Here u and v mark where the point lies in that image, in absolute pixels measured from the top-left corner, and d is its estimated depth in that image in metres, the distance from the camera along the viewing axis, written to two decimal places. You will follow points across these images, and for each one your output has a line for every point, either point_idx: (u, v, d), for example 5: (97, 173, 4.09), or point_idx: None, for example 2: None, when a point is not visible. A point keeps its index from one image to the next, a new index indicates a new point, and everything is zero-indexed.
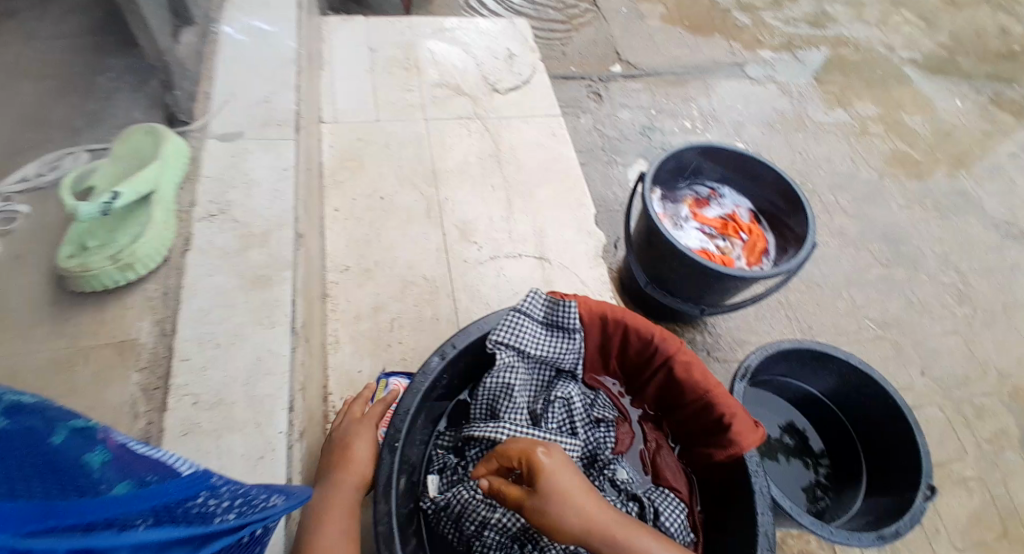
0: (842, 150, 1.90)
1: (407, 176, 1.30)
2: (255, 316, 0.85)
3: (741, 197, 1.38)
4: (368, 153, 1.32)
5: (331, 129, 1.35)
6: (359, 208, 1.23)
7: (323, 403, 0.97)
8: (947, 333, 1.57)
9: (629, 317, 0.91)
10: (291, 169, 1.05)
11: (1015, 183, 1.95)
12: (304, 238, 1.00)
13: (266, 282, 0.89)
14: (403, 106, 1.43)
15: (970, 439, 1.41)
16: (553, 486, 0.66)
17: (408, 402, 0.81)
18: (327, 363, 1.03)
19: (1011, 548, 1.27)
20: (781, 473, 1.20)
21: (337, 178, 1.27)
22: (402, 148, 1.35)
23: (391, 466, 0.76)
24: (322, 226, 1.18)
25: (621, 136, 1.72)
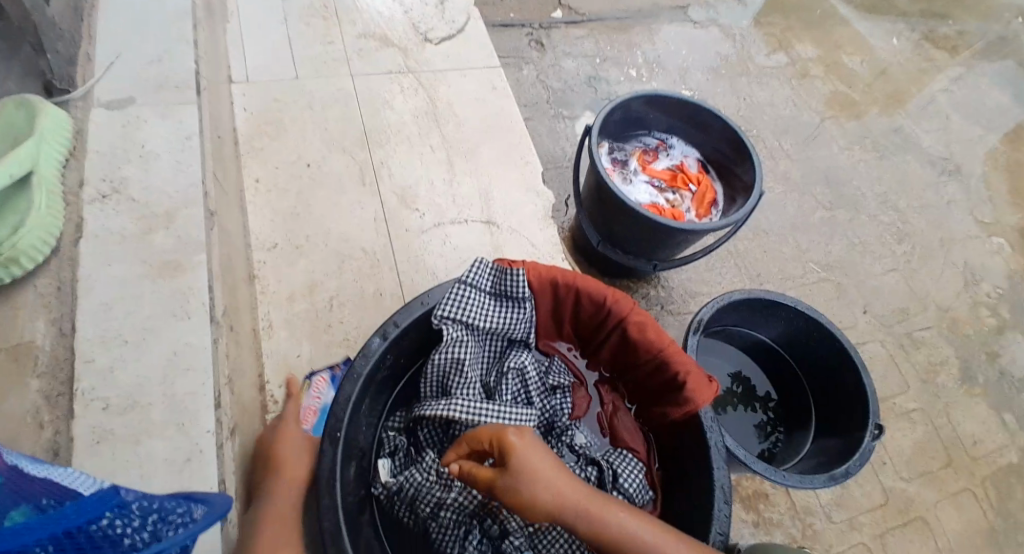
0: (785, 93, 1.89)
1: (335, 140, 1.22)
2: (168, 308, 0.80)
3: (688, 147, 1.35)
4: (290, 115, 1.23)
5: (244, 90, 1.25)
6: (285, 179, 1.15)
7: (257, 395, 0.93)
8: (888, 272, 1.61)
9: (580, 282, 0.87)
10: (195, 136, 0.98)
11: (950, 119, 1.99)
12: (217, 216, 0.95)
13: (176, 268, 0.84)
14: (326, 62, 1.33)
15: (912, 374, 1.46)
16: (525, 464, 0.64)
17: (348, 390, 0.76)
18: (261, 350, 0.97)
19: (956, 474, 1.34)
20: (734, 422, 1.21)
21: (255, 145, 1.18)
22: (331, 109, 1.26)
23: (335, 456, 0.73)
24: (243, 201, 1.10)
25: (566, 87, 1.66)
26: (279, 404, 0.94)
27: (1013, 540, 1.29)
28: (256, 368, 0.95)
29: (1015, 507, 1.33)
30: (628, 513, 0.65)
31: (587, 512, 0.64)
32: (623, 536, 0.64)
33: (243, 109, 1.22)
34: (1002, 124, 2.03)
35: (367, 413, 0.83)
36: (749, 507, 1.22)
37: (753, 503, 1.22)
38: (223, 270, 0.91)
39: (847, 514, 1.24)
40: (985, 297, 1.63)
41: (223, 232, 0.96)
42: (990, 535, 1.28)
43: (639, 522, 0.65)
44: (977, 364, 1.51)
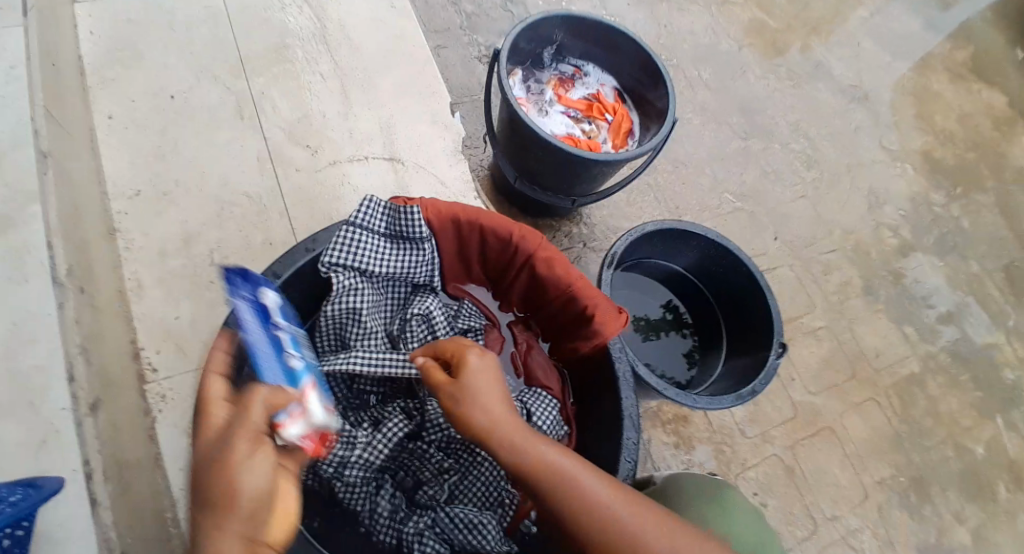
0: (705, 20, 1.86)
1: (200, 64, 1.11)
2: (1, 269, 0.75)
3: (604, 74, 1.30)
4: (146, 41, 1.10)
5: (87, 11, 1.10)
6: (142, 113, 1.04)
7: (131, 363, 0.86)
8: (798, 198, 1.65)
9: (481, 218, 0.83)
10: (20, 66, 0.89)
11: (862, 46, 2.02)
12: (53, 157, 0.86)
13: (6, 225, 0.78)
14: None
15: (819, 295, 1.52)
16: (475, 378, 0.66)
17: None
18: (131, 314, 0.89)
19: (858, 387, 1.42)
20: (660, 346, 1.25)
21: (106, 75, 1.05)
22: (195, 32, 1.13)
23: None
24: (95, 143, 0.99)
25: (480, 10, 1.42)
26: (160, 371, 0.87)
27: (913, 443, 1.39)
28: (127, 334, 0.87)
29: (916, 412, 1.43)
30: (562, 457, 0.63)
31: (519, 439, 0.64)
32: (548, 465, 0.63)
33: (90, 33, 1.08)
34: (910, 51, 2.07)
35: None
36: (672, 430, 1.25)
37: (675, 427, 1.26)
38: (67, 222, 0.83)
39: (760, 429, 1.30)
40: (888, 218, 1.70)
41: (64, 177, 0.87)
42: (893, 440, 1.38)
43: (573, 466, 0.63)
44: (881, 282, 1.59)
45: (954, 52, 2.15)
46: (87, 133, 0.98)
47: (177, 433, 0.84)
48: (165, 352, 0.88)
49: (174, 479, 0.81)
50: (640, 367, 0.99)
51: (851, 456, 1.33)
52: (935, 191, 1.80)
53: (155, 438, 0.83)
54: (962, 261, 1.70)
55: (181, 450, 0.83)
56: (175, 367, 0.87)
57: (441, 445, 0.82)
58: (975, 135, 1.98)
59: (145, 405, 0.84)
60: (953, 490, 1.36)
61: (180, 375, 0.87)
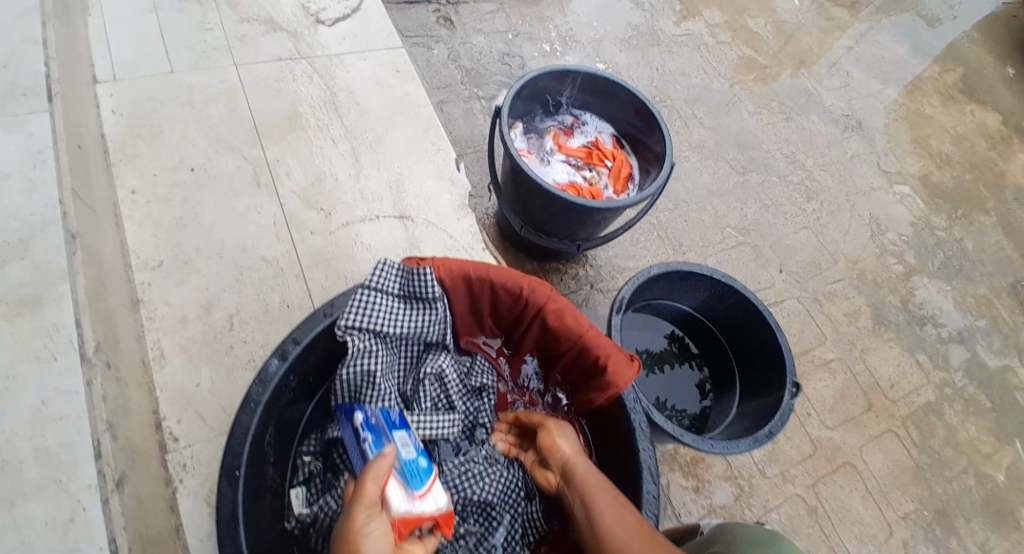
0: (695, 61, 1.91)
1: (218, 137, 1.14)
2: (31, 352, 0.76)
3: (602, 122, 1.34)
4: (164, 114, 1.14)
5: (110, 90, 1.14)
6: (165, 186, 1.07)
7: (153, 433, 0.86)
8: (800, 230, 1.66)
9: (492, 275, 0.86)
10: (49, 150, 0.89)
11: (851, 76, 2.06)
12: (82, 237, 0.87)
13: (35, 304, 0.79)
14: (204, 52, 1.24)
15: (829, 327, 1.52)
16: (564, 425, 0.84)
17: (245, 421, 0.73)
18: (153, 384, 0.90)
19: (877, 420, 1.41)
20: (668, 381, 1.24)
21: (127, 151, 1.09)
22: (210, 104, 1.18)
23: (235, 497, 0.69)
24: (117, 216, 1.01)
25: (478, 65, 1.60)
26: (181, 439, 0.87)
27: (935, 474, 1.37)
28: (148, 404, 0.88)
29: (935, 442, 1.42)
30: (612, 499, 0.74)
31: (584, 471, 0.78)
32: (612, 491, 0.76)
33: (113, 111, 1.12)
34: (899, 78, 2.12)
35: (274, 450, 0.79)
36: (689, 472, 1.25)
37: (692, 470, 1.25)
38: (92, 295, 0.83)
39: (779, 468, 1.29)
40: (892, 245, 1.71)
41: (92, 256, 0.88)
42: (915, 472, 1.36)
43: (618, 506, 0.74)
44: (890, 310, 1.59)
45: (944, 74, 2.19)
46: (111, 207, 1.01)
47: (199, 503, 0.84)
48: (185, 422, 0.89)
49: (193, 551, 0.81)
50: (655, 414, 1.00)
51: (874, 492, 1.32)
52: (937, 216, 1.82)
53: (176, 508, 0.83)
54: (969, 284, 1.70)
55: (200, 521, 0.83)
56: (195, 435, 0.88)
57: (458, 508, 0.83)
58: (971, 157, 2.00)
59: (167, 474, 0.85)
60: (977, 521, 1.34)
61: (201, 442, 0.88)
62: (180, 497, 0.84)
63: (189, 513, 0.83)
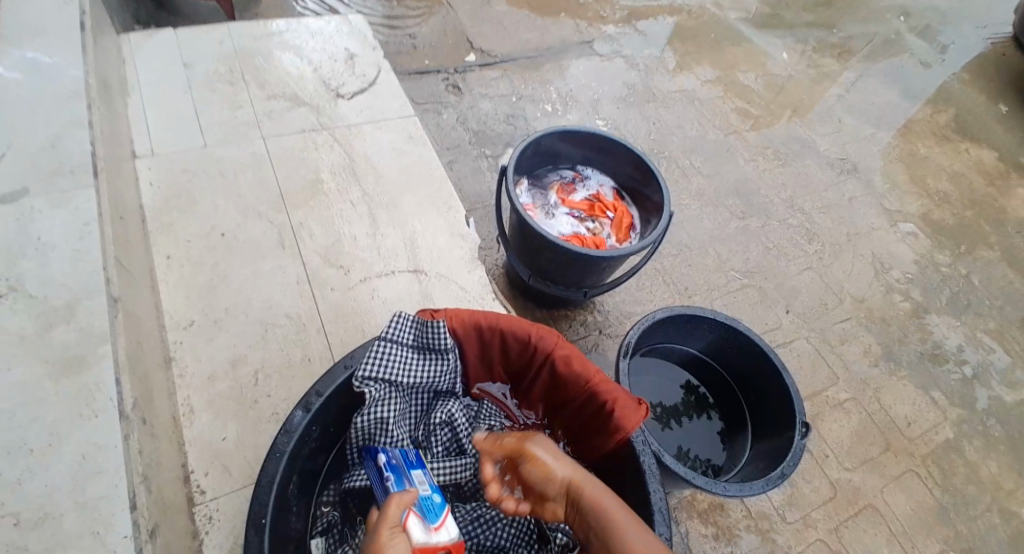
0: (691, 115, 1.99)
1: (246, 205, 1.21)
2: (75, 409, 0.78)
3: (603, 176, 1.41)
4: (197, 185, 1.22)
5: (148, 164, 1.23)
6: (196, 251, 1.14)
7: (182, 486, 0.90)
8: (804, 271, 1.70)
9: (503, 323, 0.90)
10: (94, 222, 0.94)
11: (843, 122, 2.14)
12: (122, 301, 0.92)
13: (80, 363, 0.81)
14: (232, 127, 1.33)
15: (839, 366, 1.53)
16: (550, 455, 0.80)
17: (271, 471, 0.76)
18: (182, 439, 0.94)
19: (895, 458, 1.41)
20: (686, 433, 1.26)
21: (163, 220, 1.16)
22: (239, 174, 1.26)
23: (262, 546, 0.72)
24: (153, 281, 1.07)
25: (485, 127, 1.69)
26: (207, 492, 0.91)
27: (959, 514, 1.36)
28: (178, 459, 0.92)
29: (956, 480, 1.41)
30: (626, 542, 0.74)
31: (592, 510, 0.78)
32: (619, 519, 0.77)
33: (151, 185, 1.20)
34: (891, 122, 2.19)
35: (298, 499, 0.82)
36: (707, 518, 1.25)
37: (710, 516, 1.25)
38: (130, 356, 0.88)
39: (800, 512, 1.29)
40: (897, 283, 1.74)
41: (130, 318, 0.93)
42: (938, 512, 1.35)
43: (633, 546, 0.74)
44: (899, 347, 1.61)
45: (936, 116, 2.26)
46: (148, 272, 1.07)
47: None
48: (211, 475, 0.93)
49: None
50: (666, 456, 1.02)
51: (898, 533, 1.31)
52: (940, 252, 1.85)
53: None
54: (979, 319, 1.72)
55: None
56: (219, 488, 0.92)
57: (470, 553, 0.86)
58: (970, 194, 2.04)
59: (194, 527, 0.88)
60: None
61: (225, 495, 0.91)
62: (208, 548, 0.87)
63: None
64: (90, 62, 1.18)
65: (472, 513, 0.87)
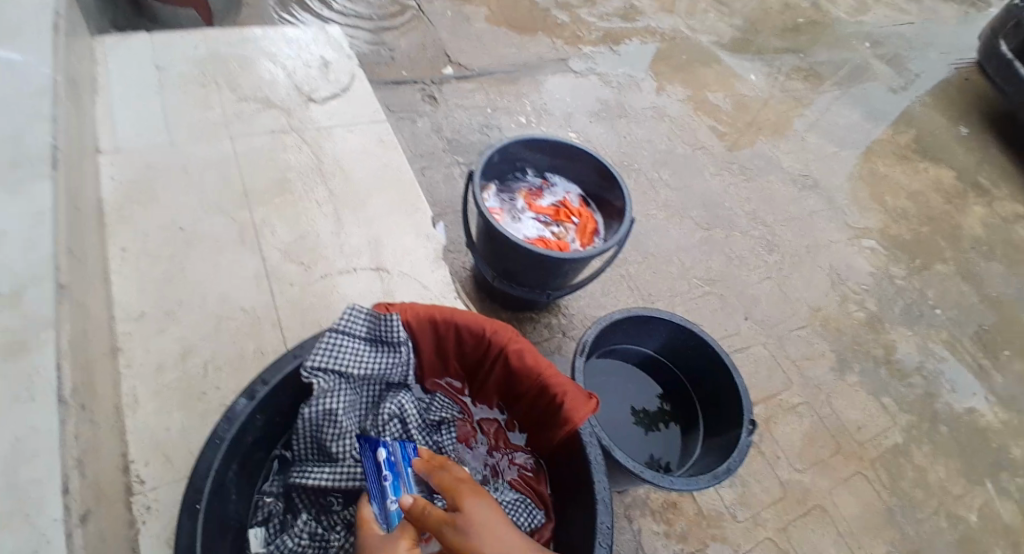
0: (660, 130, 2.06)
1: (210, 203, 1.25)
2: (13, 392, 0.80)
3: (570, 184, 1.46)
4: (161, 181, 1.25)
5: (112, 160, 1.26)
6: (153, 245, 1.17)
7: (122, 475, 0.93)
8: (763, 280, 1.76)
9: (457, 318, 0.95)
10: (47, 213, 0.97)
11: (806, 140, 2.23)
12: (68, 289, 0.94)
13: (21, 349, 0.83)
14: (203, 126, 1.37)
15: (792, 370, 1.59)
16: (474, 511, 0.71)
17: (209, 459, 0.79)
18: (125, 430, 0.97)
19: (844, 461, 1.46)
20: (663, 439, 1.30)
21: (124, 212, 1.19)
22: (205, 173, 1.29)
23: (194, 528, 0.75)
24: (107, 273, 1.10)
25: (459, 135, 1.74)
26: (146, 482, 0.94)
27: (907, 516, 1.42)
28: (120, 448, 0.95)
29: (902, 481, 1.47)
30: None
31: None
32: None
33: (111, 177, 1.24)
34: (853, 142, 2.28)
35: (237, 487, 0.85)
36: (661, 517, 1.29)
37: (664, 513, 1.29)
38: (73, 345, 0.90)
39: (751, 512, 1.34)
40: (854, 294, 1.81)
41: (78, 309, 0.95)
42: (887, 515, 1.41)
43: None
44: (851, 353, 1.67)
45: (897, 137, 2.36)
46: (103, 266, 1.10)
47: (160, 544, 0.90)
48: (152, 466, 0.96)
49: None
50: (616, 451, 1.06)
51: (846, 533, 1.36)
52: (896, 266, 1.93)
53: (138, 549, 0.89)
54: (932, 329, 1.79)
55: None
56: (160, 478, 0.95)
57: None
58: (927, 211, 2.13)
59: (131, 516, 0.91)
60: None
61: (164, 485, 0.95)
62: (144, 538, 0.90)
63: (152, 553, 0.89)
64: (59, 61, 1.20)
65: None
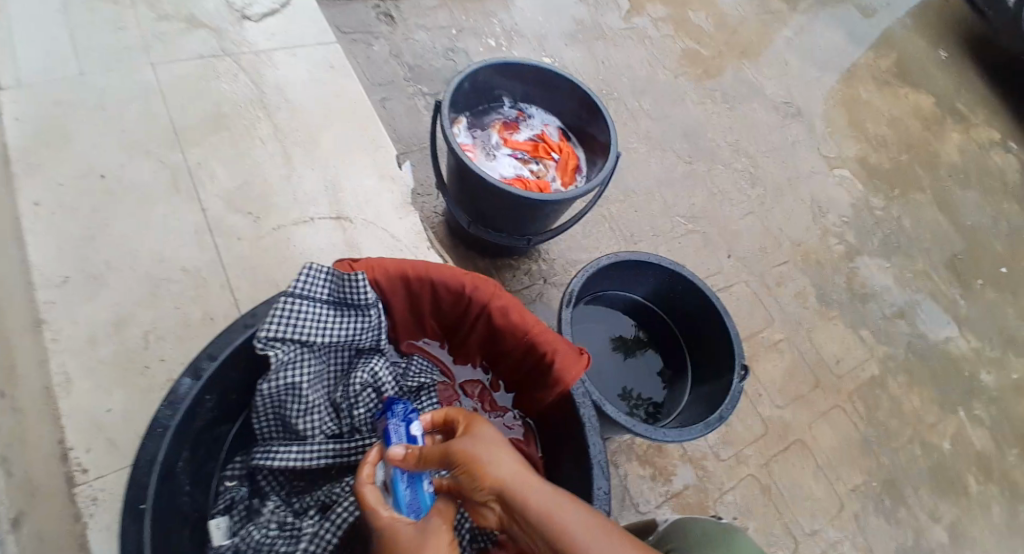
0: (640, 54, 1.91)
1: (135, 143, 1.13)
2: None
3: (548, 115, 1.33)
4: (73, 117, 1.13)
5: (13, 97, 1.12)
6: (68, 193, 1.05)
7: (60, 465, 0.84)
8: (746, 216, 1.68)
9: (432, 274, 0.83)
10: None
11: (789, 64, 2.10)
12: None
13: None
14: (113, 51, 1.22)
15: (776, 308, 1.54)
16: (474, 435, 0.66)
17: (153, 448, 0.68)
18: (58, 410, 0.88)
19: (824, 395, 1.44)
20: (638, 368, 1.26)
21: (32, 157, 1.07)
22: (123, 105, 1.16)
23: (142, 533, 0.64)
24: (19, 229, 0.99)
25: (421, 61, 1.56)
26: (89, 471, 0.86)
27: (882, 446, 1.41)
28: (54, 433, 0.86)
29: (882, 414, 1.45)
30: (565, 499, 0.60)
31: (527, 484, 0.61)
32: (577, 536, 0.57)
33: (15, 116, 1.10)
34: (835, 65, 2.16)
35: (191, 476, 0.76)
36: (646, 460, 1.24)
37: (651, 457, 1.24)
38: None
39: (733, 449, 1.30)
40: (834, 227, 1.75)
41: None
42: (863, 445, 1.40)
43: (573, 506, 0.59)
44: (833, 289, 1.62)
45: (879, 61, 2.24)
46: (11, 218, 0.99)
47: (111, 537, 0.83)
48: (96, 452, 0.87)
49: None
50: (608, 405, 0.99)
51: (824, 467, 1.34)
52: (875, 195, 1.86)
53: (88, 544, 0.81)
54: (912, 263, 1.75)
55: None
56: (106, 466, 0.87)
57: None
58: (908, 138, 2.05)
59: (75, 509, 0.83)
60: (925, 489, 1.38)
61: (111, 473, 0.86)
62: (93, 532, 0.82)
63: (103, 548, 0.82)
64: None
65: None
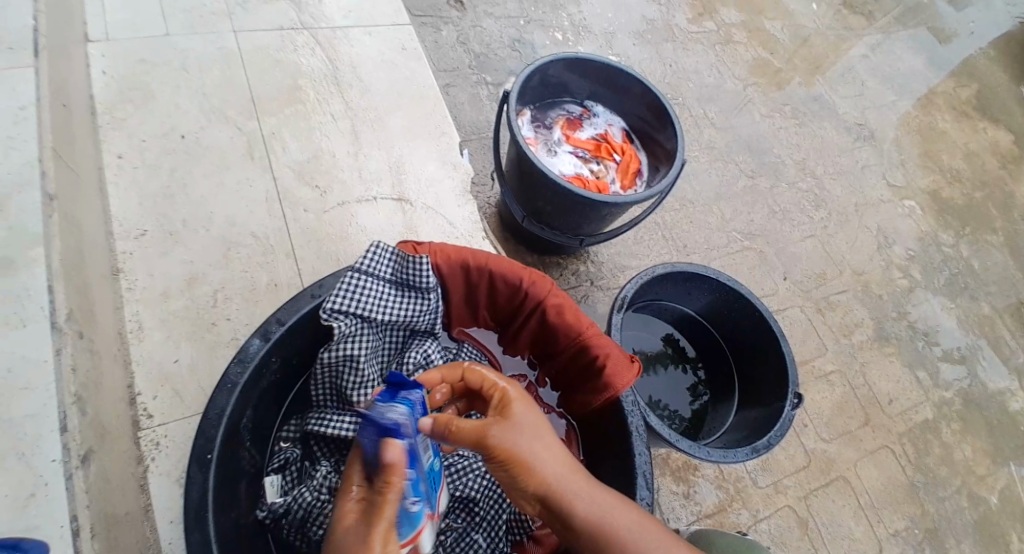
0: (709, 60, 1.86)
1: (215, 107, 1.16)
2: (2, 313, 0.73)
3: (613, 115, 1.31)
4: (155, 76, 1.16)
5: (101, 50, 1.16)
6: (153, 153, 1.08)
7: (127, 409, 0.86)
8: (806, 238, 1.63)
9: (493, 264, 0.83)
10: (30, 108, 0.88)
11: (866, 85, 2.02)
12: (59, 202, 0.85)
13: (9, 267, 0.76)
14: (196, 17, 1.25)
15: (828, 335, 1.49)
16: (519, 422, 0.67)
17: (222, 402, 0.70)
18: (129, 358, 0.91)
19: (874, 434, 1.38)
20: (663, 385, 1.23)
21: (117, 113, 1.10)
22: (206, 72, 1.19)
23: (206, 482, 0.66)
24: (103, 181, 1.02)
25: (488, 50, 1.48)
26: (154, 417, 0.88)
27: (930, 494, 1.35)
28: (124, 379, 0.88)
29: (931, 460, 1.39)
30: (602, 493, 0.68)
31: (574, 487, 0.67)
32: (626, 534, 0.65)
33: (102, 74, 1.13)
34: (913, 89, 2.07)
35: (251, 435, 0.76)
36: (680, 477, 1.22)
37: (684, 474, 1.22)
38: (68, 263, 0.82)
39: (773, 477, 1.26)
40: (898, 259, 1.68)
41: (71, 221, 0.87)
42: (910, 489, 1.34)
43: (611, 500, 0.67)
44: (890, 323, 1.56)
45: (958, 91, 2.13)
46: (98, 171, 1.02)
47: (169, 483, 0.85)
48: (161, 399, 0.89)
49: (163, 533, 0.82)
50: (653, 417, 0.96)
51: (866, 507, 1.29)
52: (943, 231, 1.78)
53: (147, 488, 0.84)
54: (975, 305, 1.67)
55: (171, 503, 0.83)
56: (171, 414, 0.89)
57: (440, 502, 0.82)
58: (982, 173, 1.96)
59: (139, 452, 0.85)
60: (968, 542, 1.32)
61: (176, 422, 0.88)
62: (153, 476, 0.84)
63: (164, 495, 0.84)
64: None
65: (444, 461, 0.84)
